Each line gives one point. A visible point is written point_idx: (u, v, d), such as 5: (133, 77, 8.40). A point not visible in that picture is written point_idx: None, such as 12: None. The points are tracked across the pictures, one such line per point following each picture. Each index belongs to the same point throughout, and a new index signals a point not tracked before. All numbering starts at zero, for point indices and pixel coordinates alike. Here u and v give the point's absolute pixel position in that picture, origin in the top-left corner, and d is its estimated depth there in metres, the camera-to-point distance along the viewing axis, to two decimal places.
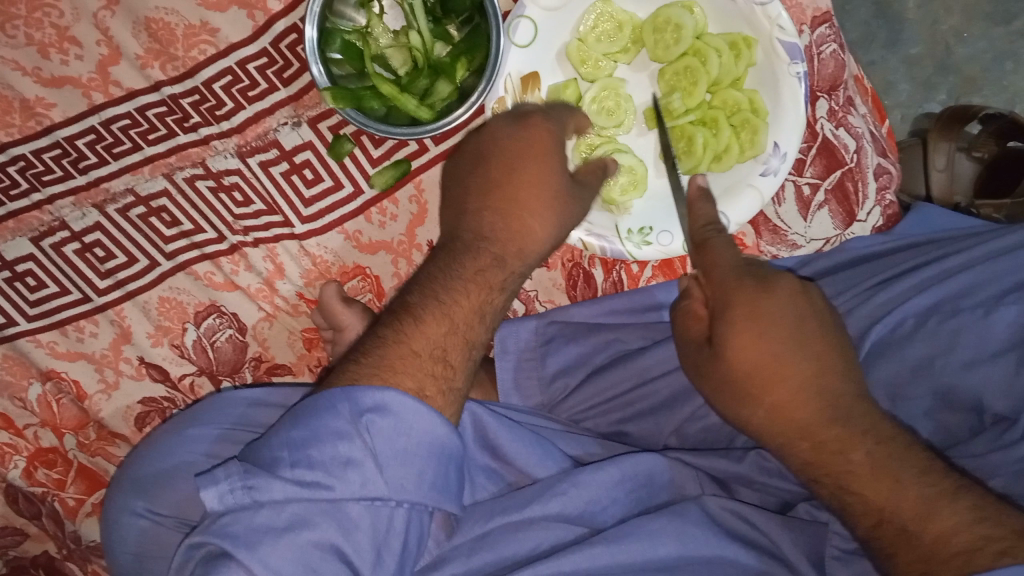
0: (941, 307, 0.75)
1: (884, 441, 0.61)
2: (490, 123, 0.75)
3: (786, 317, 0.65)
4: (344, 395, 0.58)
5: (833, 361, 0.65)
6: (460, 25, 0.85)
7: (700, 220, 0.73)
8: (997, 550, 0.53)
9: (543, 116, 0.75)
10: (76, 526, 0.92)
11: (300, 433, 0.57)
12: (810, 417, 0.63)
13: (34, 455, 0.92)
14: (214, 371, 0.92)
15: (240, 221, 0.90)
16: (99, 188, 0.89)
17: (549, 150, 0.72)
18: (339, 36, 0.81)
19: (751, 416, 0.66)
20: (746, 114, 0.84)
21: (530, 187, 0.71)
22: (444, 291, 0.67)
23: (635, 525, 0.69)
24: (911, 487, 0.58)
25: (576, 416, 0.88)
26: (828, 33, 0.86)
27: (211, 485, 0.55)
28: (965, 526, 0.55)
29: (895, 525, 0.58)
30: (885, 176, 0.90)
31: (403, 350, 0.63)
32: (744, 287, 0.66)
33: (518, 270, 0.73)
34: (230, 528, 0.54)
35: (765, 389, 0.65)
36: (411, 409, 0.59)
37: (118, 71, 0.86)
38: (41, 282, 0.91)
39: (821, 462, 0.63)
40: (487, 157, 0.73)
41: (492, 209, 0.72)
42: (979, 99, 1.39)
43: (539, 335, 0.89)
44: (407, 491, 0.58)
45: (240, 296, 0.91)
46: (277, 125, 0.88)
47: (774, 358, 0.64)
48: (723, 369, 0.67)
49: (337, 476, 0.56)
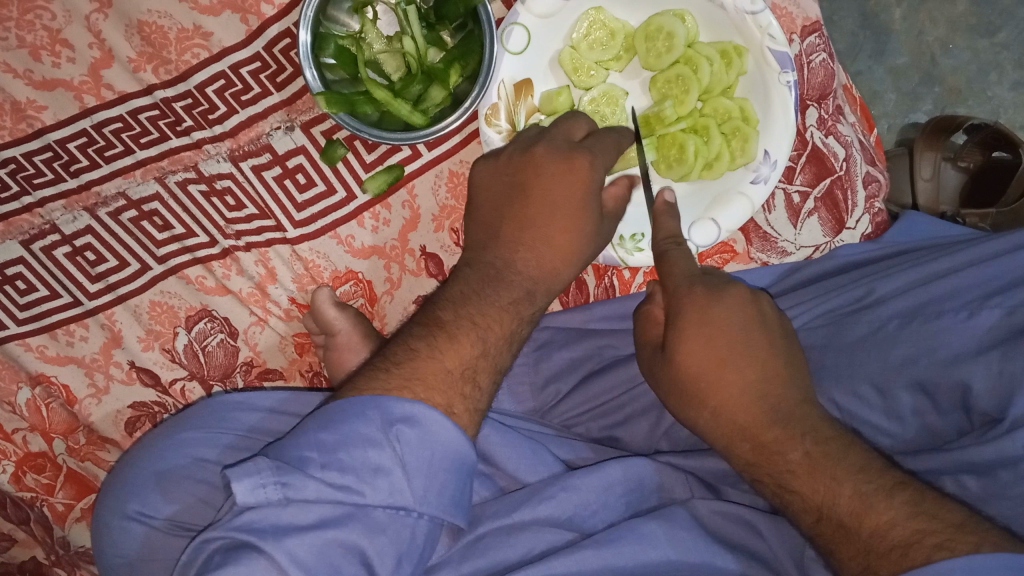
0: (925, 308, 0.76)
1: (823, 441, 0.63)
2: (533, 150, 0.76)
3: (733, 325, 0.69)
4: (374, 403, 0.60)
5: (779, 368, 0.68)
6: (454, 31, 0.85)
7: (664, 232, 0.77)
8: (933, 543, 0.55)
9: (590, 154, 0.74)
10: (64, 531, 0.91)
11: (331, 437, 0.58)
12: (751, 419, 0.66)
13: (22, 460, 0.91)
14: (206, 376, 0.92)
15: (232, 225, 0.90)
16: (90, 191, 0.89)
17: (589, 189, 0.74)
18: (333, 41, 0.81)
19: (697, 418, 0.70)
20: (736, 121, 0.84)
21: (566, 225, 0.74)
22: (480, 314, 0.69)
23: (628, 528, 0.70)
24: (847, 484, 0.60)
25: (567, 422, 0.90)
26: (818, 42, 0.88)
27: (245, 478, 0.54)
28: (901, 521, 0.57)
29: (834, 520, 0.60)
30: (873, 184, 0.91)
31: (437, 367, 0.65)
32: (697, 297, 0.70)
33: (542, 301, 0.76)
34: (255, 524, 0.55)
35: (708, 393, 0.68)
36: (439, 423, 0.61)
37: (110, 74, 0.86)
38: (31, 285, 0.90)
39: (764, 463, 0.65)
40: (524, 190, 0.75)
41: (525, 243, 0.75)
42: (965, 110, 1.40)
43: (532, 341, 0.92)
44: (428, 504, 0.60)
45: (231, 300, 0.91)
46: (271, 130, 0.88)
47: (721, 363, 0.68)
48: (672, 374, 0.71)
49: (367, 483, 0.58)
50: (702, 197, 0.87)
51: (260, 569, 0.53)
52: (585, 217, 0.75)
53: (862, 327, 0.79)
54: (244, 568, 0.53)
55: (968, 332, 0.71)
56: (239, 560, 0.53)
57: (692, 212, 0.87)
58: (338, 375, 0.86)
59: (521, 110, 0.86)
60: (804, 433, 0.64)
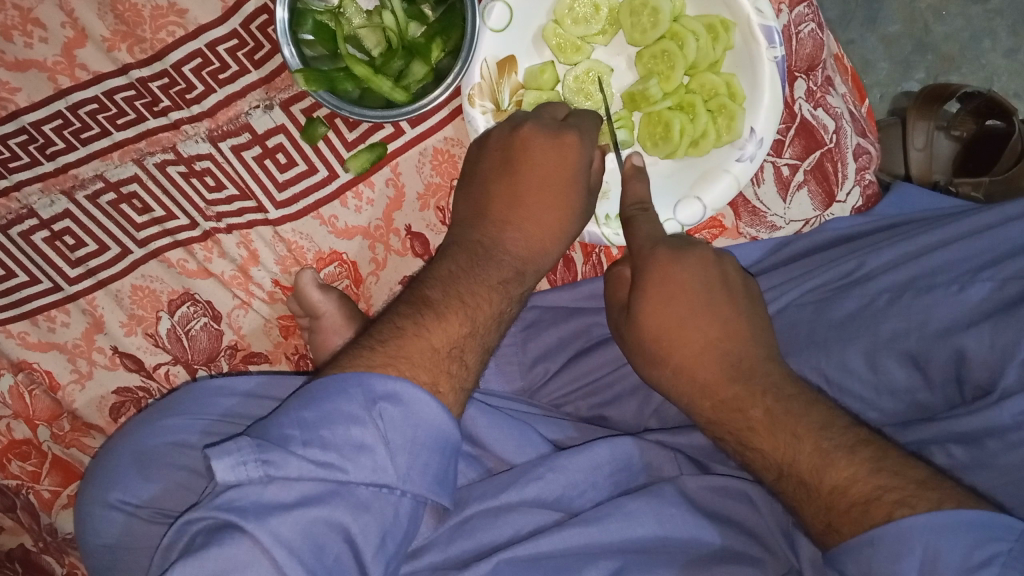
0: (917, 282, 0.75)
1: (785, 398, 0.63)
2: (521, 129, 0.75)
3: (695, 283, 0.69)
4: (356, 380, 0.59)
5: (744, 330, 0.69)
6: (434, 5, 0.83)
7: (631, 198, 0.75)
8: (894, 499, 0.54)
9: (578, 133, 0.74)
10: (51, 519, 0.90)
11: (312, 415, 0.56)
12: (713, 377, 0.67)
13: (6, 448, 0.90)
14: (190, 360, 0.90)
15: (213, 207, 0.88)
16: (68, 174, 0.87)
17: (577, 170, 0.74)
18: (311, 16, 0.80)
19: (659, 377, 0.70)
20: (723, 98, 0.82)
21: (552, 208, 0.75)
22: (468, 291, 0.69)
23: (615, 505, 0.70)
24: (807, 440, 0.60)
25: (556, 402, 0.88)
26: (807, 12, 0.85)
27: (224, 456, 0.53)
28: (862, 477, 0.56)
29: (795, 477, 0.60)
30: (863, 156, 0.89)
31: (423, 344, 0.64)
32: (662, 256, 0.70)
33: (533, 280, 0.76)
34: (237, 502, 0.53)
35: (669, 350, 0.69)
36: (422, 400, 0.60)
37: (83, 54, 0.84)
38: (10, 271, 0.89)
39: (725, 422, 0.66)
40: (513, 166, 0.75)
41: (515, 223, 0.75)
42: (957, 78, 1.39)
43: (519, 320, 0.90)
44: (412, 482, 0.59)
45: (214, 283, 0.89)
46: (249, 109, 0.86)
47: (680, 321, 0.68)
48: (635, 333, 0.71)
49: (350, 459, 0.56)
50: (688, 173, 0.86)
51: (244, 550, 0.51)
52: (572, 196, 0.75)
53: (849, 300, 0.78)
54: (229, 550, 0.51)
55: (957, 306, 0.71)
56: (221, 540, 0.51)
57: (674, 190, 0.85)
58: (324, 358, 0.85)
59: (505, 88, 0.84)
60: (766, 390, 0.64)
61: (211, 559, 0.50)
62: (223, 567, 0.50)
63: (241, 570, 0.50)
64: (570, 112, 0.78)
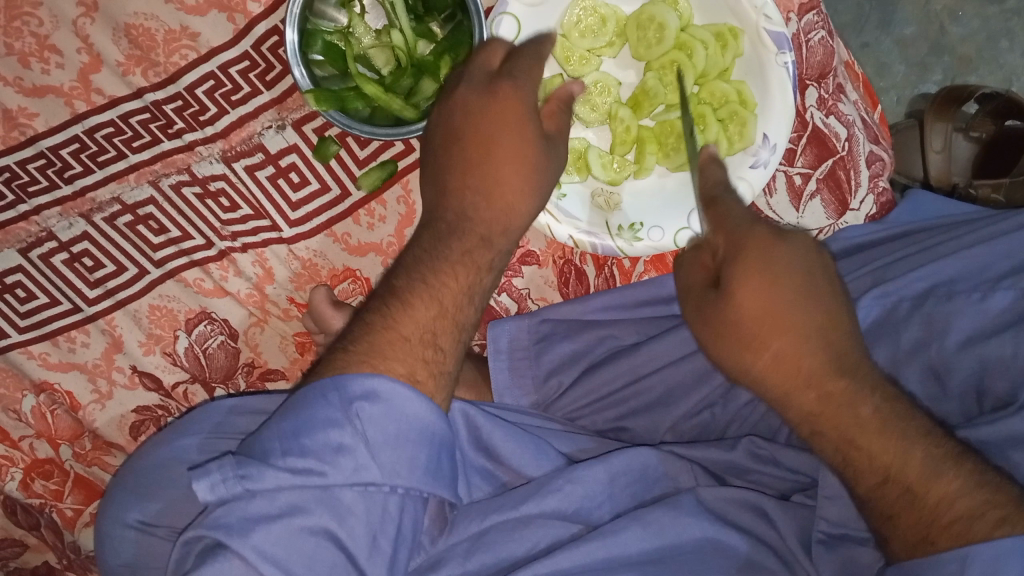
0: (936, 290, 0.74)
1: (891, 399, 0.62)
2: (455, 92, 0.72)
3: (791, 264, 0.63)
4: (333, 384, 0.58)
5: (841, 313, 0.64)
6: (443, 22, 0.84)
7: (709, 180, 0.71)
8: (997, 517, 0.55)
9: (512, 78, 0.70)
10: (74, 537, 0.92)
11: (293, 424, 0.56)
12: (816, 367, 0.62)
13: (29, 468, 0.92)
14: (207, 378, 0.92)
15: (228, 227, 0.89)
16: (85, 197, 0.88)
17: (528, 116, 0.71)
18: (320, 36, 0.80)
19: (755, 363, 0.64)
20: (733, 106, 0.82)
21: (512, 162, 0.71)
22: (432, 273, 0.67)
23: (633, 517, 0.69)
24: (917, 447, 0.59)
25: (570, 415, 0.88)
26: (816, 20, 0.84)
27: (203, 477, 0.54)
28: (968, 491, 0.57)
29: (902, 485, 0.59)
30: (878, 163, 0.88)
31: (394, 336, 0.63)
32: (764, 236, 0.64)
33: (503, 246, 0.74)
34: (223, 518, 0.53)
35: (770, 338, 0.63)
36: (401, 394, 0.58)
37: (99, 79, 0.86)
38: (31, 293, 0.90)
39: (827, 416, 0.62)
40: (461, 135, 0.71)
41: (475, 188, 0.71)
42: (976, 79, 1.37)
43: (532, 333, 0.89)
44: (400, 476, 0.57)
45: (230, 302, 0.90)
46: (262, 129, 0.87)
47: (776, 309, 0.62)
48: (725, 315, 0.65)
49: (329, 462, 0.55)
50: None
51: (232, 568, 0.52)
52: (530, 147, 0.71)
53: (868, 304, 0.76)
54: (218, 568, 0.52)
55: (983, 316, 0.70)
56: (212, 560, 0.52)
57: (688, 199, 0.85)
58: None
59: None
60: (873, 389, 0.62)
61: None
62: None
63: None
64: (506, 54, 0.73)
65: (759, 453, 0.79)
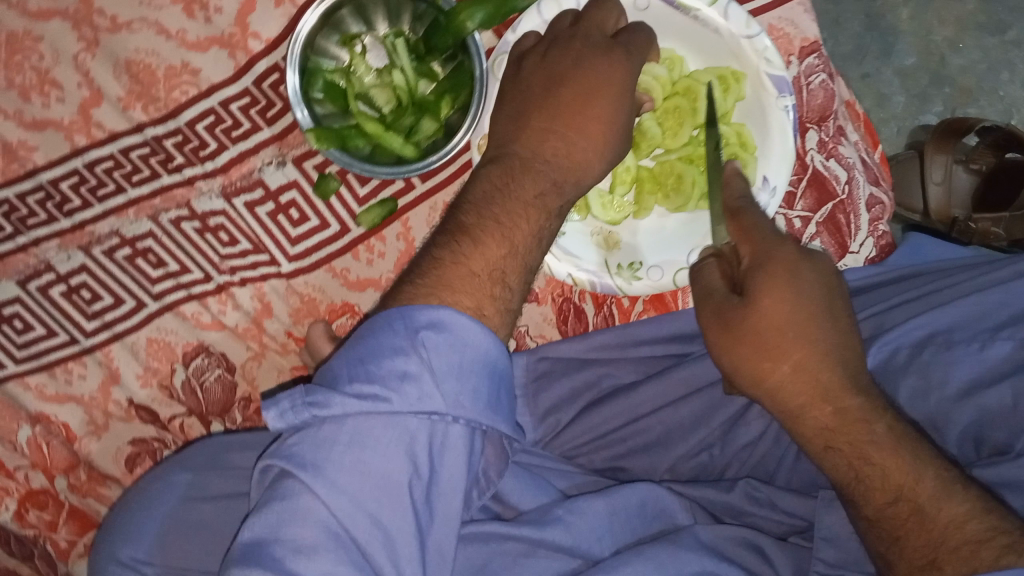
0: (935, 338, 0.74)
1: (898, 421, 0.65)
2: (566, 41, 0.74)
3: (816, 280, 0.66)
4: (401, 315, 0.59)
5: (850, 333, 0.67)
6: (444, 61, 0.83)
7: (731, 193, 0.71)
8: (1005, 544, 0.56)
9: (626, 50, 0.72)
10: (68, 567, 0.91)
11: (363, 351, 0.58)
12: (833, 380, 0.65)
13: (24, 497, 0.91)
14: (204, 412, 0.91)
15: (227, 261, 0.89)
16: (84, 231, 0.88)
17: (625, 83, 0.72)
18: (322, 75, 0.81)
19: (772, 371, 0.66)
20: (733, 148, 0.81)
21: (599, 121, 0.72)
22: (506, 213, 0.68)
23: (635, 552, 0.69)
24: (930, 468, 0.62)
25: (568, 452, 0.87)
26: (817, 63, 0.84)
27: (273, 408, 0.56)
28: (977, 515, 0.59)
29: (913, 504, 0.61)
30: (878, 206, 0.88)
31: (462, 271, 0.65)
32: (790, 255, 0.66)
33: (571, 197, 0.73)
34: (295, 448, 0.55)
35: (794, 343, 0.65)
36: (467, 327, 0.60)
37: (99, 113, 0.85)
38: (28, 324, 0.90)
39: (842, 430, 0.64)
40: (560, 77, 0.72)
41: (558, 133, 0.72)
42: (976, 110, 1.37)
43: (530, 371, 0.89)
44: (463, 407, 0.58)
45: (227, 336, 0.90)
46: (262, 165, 0.87)
47: (806, 317, 0.65)
48: (747, 320, 0.66)
49: (394, 390, 0.56)
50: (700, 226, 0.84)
51: (301, 503, 0.53)
52: (618, 115, 0.72)
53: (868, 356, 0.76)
54: (289, 504, 0.53)
55: (981, 367, 0.70)
56: (282, 496, 0.53)
57: (688, 238, 0.84)
58: None
59: None
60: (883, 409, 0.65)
61: (273, 512, 0.53)
62: (284, 517, 0.53)
63: (297, 521, 0.52)
64: (621, 25, 0.75)
65: (756, 496, 0.79)
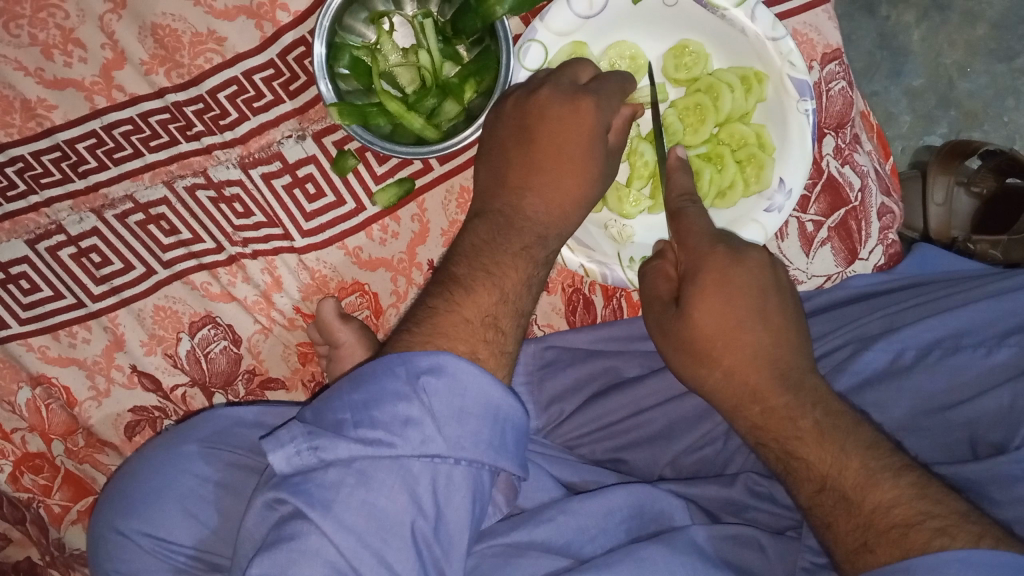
0: (942, 343, 0.75)
1: (834, 413, 0.63)
2: (539, 93, 0.72)
3: (750, 287, 0.66)
4: (400, 359, 0.59)
5: (789, 331, 0.67)
6: (469, 45, 0.84)
7: (675, 189, 0.71)
8: (934, 527, 0.55)
9: (596, 97, 0.71)
10: (60, 533, 0.91)
11: (361, 397, 0.57)
12: (763, 381, 0.65)
13: (20, 461, 0.91)
14: (207, 382, 0.91)
15: (240, 232, 0.89)
16: (98, 193, 0.88)
17: (596, 134, 0.71)
18: (348, 51, 0.81)
19: (707, 377, 0.67)
20: (752, 148, 0.83)
21: (572, 174, 0.72)
22: (494, 263, 0.69)
23: (626, 551, 0.67)
24: (855, 457, 0.60)
25: (570, 442, 0.88)
26: (838, 70, 0.85)
27: (278, 449, 0.56)
28: (905, 500, 0.57)
29: (838, 492, 0.60)
30: (887, 215, 0.90)
31: (456, 317, 0.65)
32: (722, 256, 0.66)
33: (555, 245, 0.74)
34: (304, 487, 0.55)
35: (725, 353, 0.65)
36: (466, 370, 0.59)
37: (122, 76, 0.85)
38: (35, 285, 0.90)
39: (770, 427, 0.65)
40: (532, 137, 0.72)
41: (534, 189, 0.72)
42: (980, 135, 1.40)
43: (537, 358, 0.91)
44: (464, 449, 0.58)
45: (236, 308, 0.90)
46: (282, 137, 0.87)
47: (737, 325, 0.65)
48: (680, 326, 0.67)
49: (398, 434, 0.56)
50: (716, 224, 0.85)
51: (311, 544, 0.53)
52: (589, 162, 0.72)
53: (874, 354, 0.77)
54: (297, 545, 0.53)
55: (983, 369, 0.71)
56: (294, 535, 0.53)
57: None
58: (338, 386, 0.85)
59: None
60: (815, 402, 0.64)
61: (284, 549, 0.53)
62: (294, 556, 0.53)
63: (307, 557, 0.53)
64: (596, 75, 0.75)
65: (757, 490, 0.79)
